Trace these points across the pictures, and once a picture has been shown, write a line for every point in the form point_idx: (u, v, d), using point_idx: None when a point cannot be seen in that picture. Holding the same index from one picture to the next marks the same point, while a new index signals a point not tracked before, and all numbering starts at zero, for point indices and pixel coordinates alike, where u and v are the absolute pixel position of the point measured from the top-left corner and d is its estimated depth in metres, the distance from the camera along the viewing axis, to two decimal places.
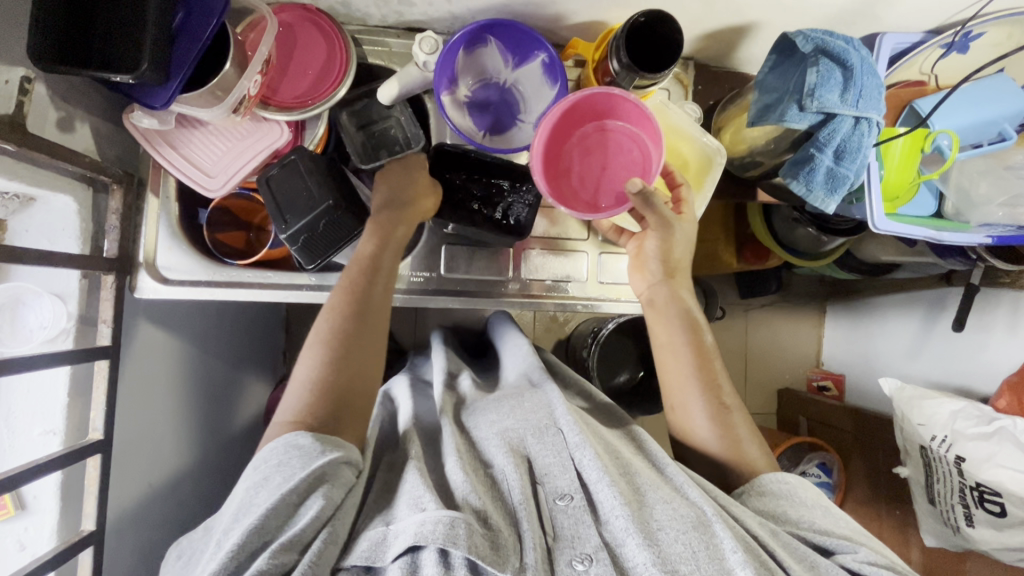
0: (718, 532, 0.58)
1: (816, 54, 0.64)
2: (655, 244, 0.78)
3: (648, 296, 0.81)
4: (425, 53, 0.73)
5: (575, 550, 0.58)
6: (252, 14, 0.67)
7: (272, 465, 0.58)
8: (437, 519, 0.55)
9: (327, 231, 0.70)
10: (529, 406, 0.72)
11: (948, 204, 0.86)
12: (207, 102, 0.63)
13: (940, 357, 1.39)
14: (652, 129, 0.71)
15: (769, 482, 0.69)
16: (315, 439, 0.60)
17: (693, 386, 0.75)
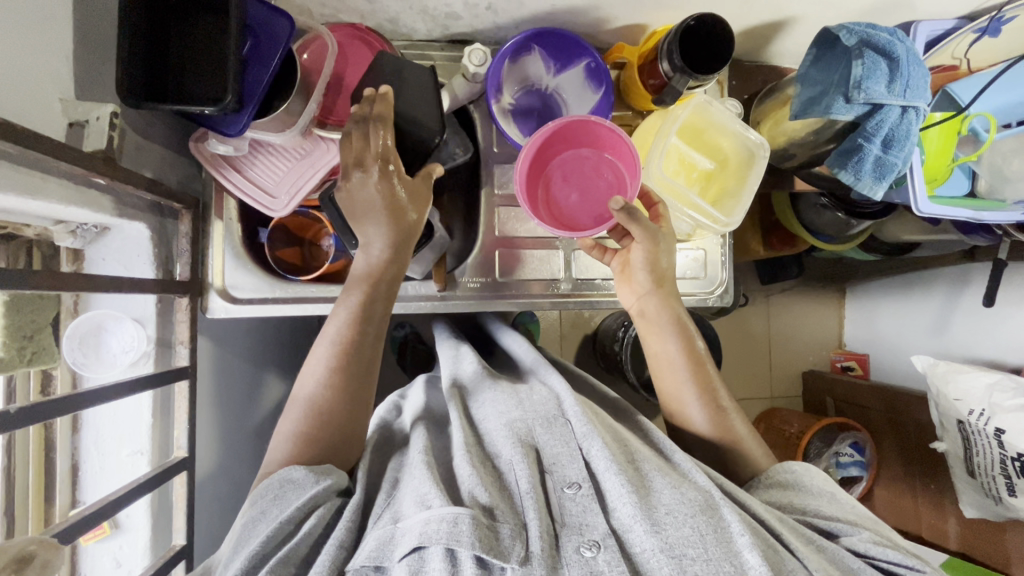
0: (727, 515, 0.59)
1: (861, 46, 0.66)
2: (641, 256, 0.77)
3: (637, 307, 0.80)
4: (475, 65, 0.72)
5: (583, 537, 0.59)
6: (306, 33, 0.68)
7: (268, 500, 0.60)
8: (440, 518, 0.56)
9: None
10: (538, 399, 0.76)
11: (982, 182, 0.88)
12: (278, 124, 0.65)
13: (967, 332, 1.41)
14: (624, 152, 0.74)
15: (774, 472, 0.72)
16: (309, 471, 0.61)
17: (689, 389, 0.77)
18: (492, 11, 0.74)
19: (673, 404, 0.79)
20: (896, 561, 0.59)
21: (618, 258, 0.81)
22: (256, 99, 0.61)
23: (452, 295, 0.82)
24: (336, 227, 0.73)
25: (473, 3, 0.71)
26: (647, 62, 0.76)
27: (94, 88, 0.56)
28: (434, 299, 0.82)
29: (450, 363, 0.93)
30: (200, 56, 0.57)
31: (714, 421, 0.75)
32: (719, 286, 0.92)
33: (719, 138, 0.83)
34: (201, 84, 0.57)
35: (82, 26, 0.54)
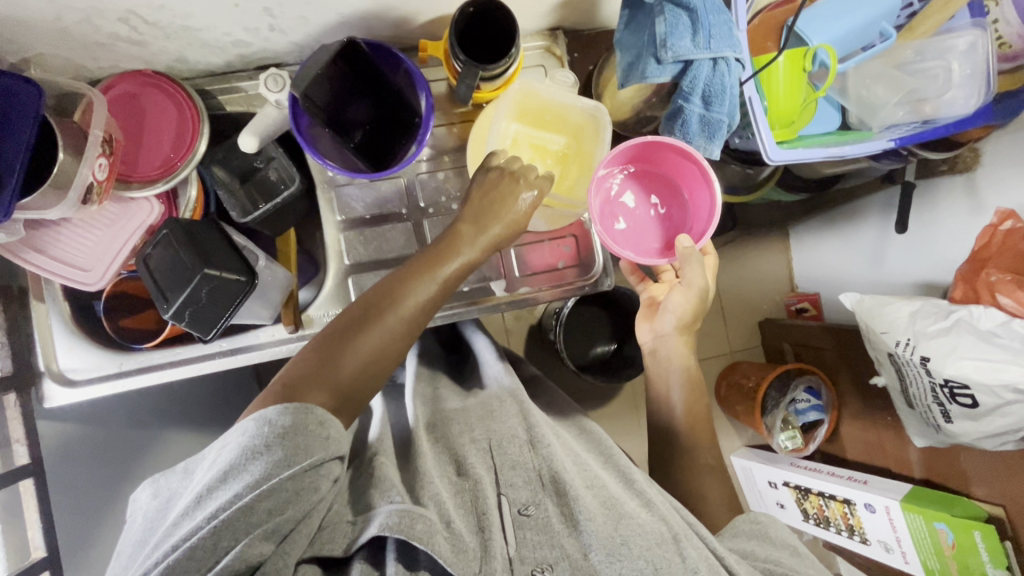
0: (686, 549, 0.62)
1: (660, 2, 0.61)
2: (680, 300, 0.83)
3: (651, 346, 0.87)
4: (273, 91, 0.70)
5: (537, 560, 0.62)
6: (83, 96, 0.64)
7: (254, 448, 0.53)
8: (392, 512, 0.57)
9: (212, 299, 0.66)
10: (503, 418, 0.76)
11: (852, 115, 0.85)
12: (49, 201, 0.60)
13: (900, 258, 1.37)
14: (698, 195, 0.77)
15: (743, 524, 0.73)
16: (324, 419, 0.56)
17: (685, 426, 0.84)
18: (279, 31, 0.68)
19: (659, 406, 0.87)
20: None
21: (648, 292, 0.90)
22: (15, 178, 0.56)
23: (309, 331, 0.78)
24: (153, 291, 0.67)
25: (252, 27, 0.66)
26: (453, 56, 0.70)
27: None
28: (289, 341, 0.78)
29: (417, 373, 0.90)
30: None
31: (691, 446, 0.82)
32: (592, 276, 0.89)
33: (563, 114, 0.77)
34: None
35: None
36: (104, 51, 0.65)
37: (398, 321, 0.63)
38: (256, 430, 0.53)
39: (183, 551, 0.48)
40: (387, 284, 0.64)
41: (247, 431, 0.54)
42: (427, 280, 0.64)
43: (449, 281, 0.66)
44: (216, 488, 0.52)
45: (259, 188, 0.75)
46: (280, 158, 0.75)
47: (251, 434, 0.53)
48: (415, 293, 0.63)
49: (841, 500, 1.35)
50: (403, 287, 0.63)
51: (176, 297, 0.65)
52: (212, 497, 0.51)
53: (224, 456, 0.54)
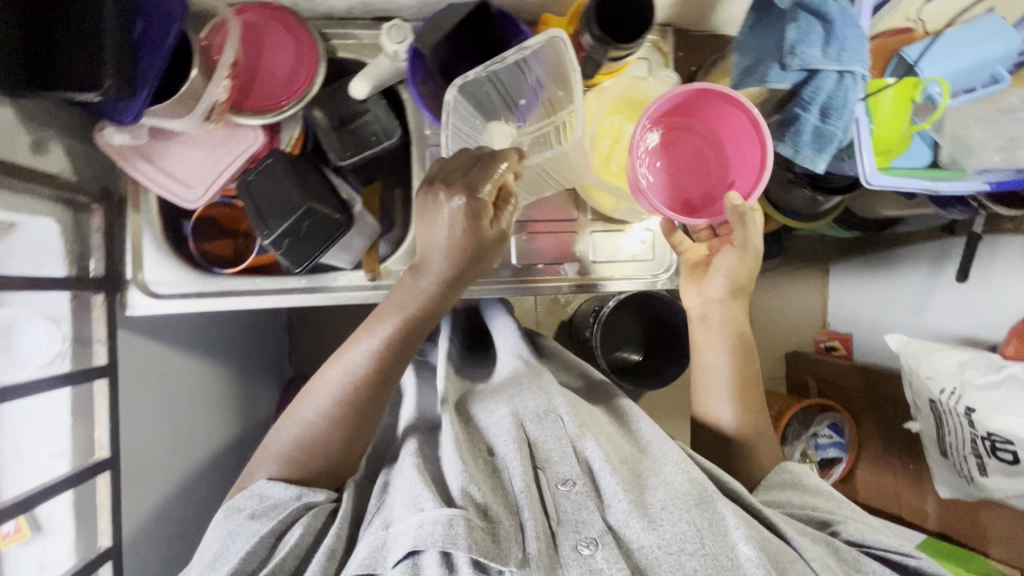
0: (721, 508, 0.59)
1: (795, 9, 0.62)
2: (730, 259, 0.80)
3: (701, 311, 0.83)
4: (394, 41, 0.69)
5: (580, 534, 0.58)
6: (216, 18, 0.66)
7: (242, 517, 0.62)
8: (436, 520, 0.56)
9: (310, 232, 0.68)
10: (529, 394, 0.73)
11: (943, 153, 0.84)
12: (176, 112, 0.62)
13: (947, 310, 1.36)
14: (743, 146, 0.72)
15: (781, 474, 0.75)
16: (290, 486, 0.64)
17: (726, 403, 0.80)
18: None
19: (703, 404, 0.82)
20: (891, 550, 0.63)
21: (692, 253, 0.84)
22: (150, 85, 0.58)
23: (384, 283, 0.78)
24: (251, 216, 0.70)
25: None
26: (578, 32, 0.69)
27: None
28: (367, 289, 0.78)
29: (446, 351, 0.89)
30: (78, 33, 0.53)
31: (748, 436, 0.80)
32: (666, 269, 0.87)
33: None
34: (78, 57, 0.53)
35: None
36: None
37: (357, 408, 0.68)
38: (232, 514, 0.63)
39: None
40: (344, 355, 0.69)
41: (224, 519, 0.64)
42: (382, 348, 0.68)
43: (403, 343, 0.69)
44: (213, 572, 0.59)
45: (354, 134, 0.75)
46: (382, 112, 0.76)
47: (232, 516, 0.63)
48: (366, 379, 0.68)
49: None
50: (355, 365, 0.68)
51: (274, 225, 0.68)
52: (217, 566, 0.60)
53: (212, 547, 0.62)
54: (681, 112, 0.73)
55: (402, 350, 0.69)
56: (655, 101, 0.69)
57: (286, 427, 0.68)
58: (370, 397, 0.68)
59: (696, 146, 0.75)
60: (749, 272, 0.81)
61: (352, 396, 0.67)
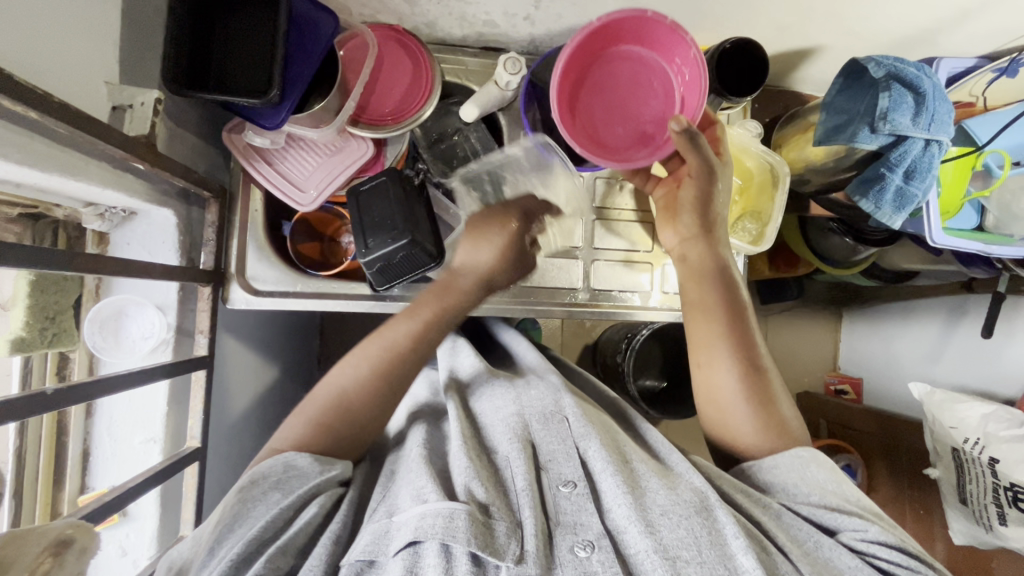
0: (720, 516, 0.57)
1: (888, 79, 0.68)
2: (692, 192, 0.73)
3: (678, 251, 0.77)
4: (509, 73, 0.75)
5: (577, 536, 0.57)
6: (344, 31, 0.69)
7: (269, 483, 0.58)
8: (437, 513, 0.53)
9: (403, 263, 0.70)
10: (537, 393, 0.71)
11: (990, 218, 0.89)
12: (315, 121, 0.66)
13: (963, 362, 1.39)
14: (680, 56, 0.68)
15: (787, 457, 0.66)
16: (314, 460, 0.61)
17: (724, 360, 0.70)
18: (530, 22, 0.75)
19: (701, 374, 0.72)
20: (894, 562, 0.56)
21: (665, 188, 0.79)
22: (295, 94, 0.62)
23: None
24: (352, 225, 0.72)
25: (512, 13, 0.73)
26: None
27: (139, 76, 0.57)
28: None
29: (447, 355, 0.83)
30: (239, 56, 0.59)
31: (756, 414, 0.68)
32: None
33: (741, 156, 0.85)
34: (240, 77, 0.59)
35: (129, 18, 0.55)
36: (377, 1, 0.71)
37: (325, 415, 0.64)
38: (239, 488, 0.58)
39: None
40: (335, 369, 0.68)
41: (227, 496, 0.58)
42: (379, 362, 0.68)
43: (411, 359, 0.69)
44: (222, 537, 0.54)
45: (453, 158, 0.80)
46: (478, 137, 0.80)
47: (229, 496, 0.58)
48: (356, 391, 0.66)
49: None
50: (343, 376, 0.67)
51: (374, 243, 0.69)
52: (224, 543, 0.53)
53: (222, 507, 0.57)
54: (598, 45, 0.69)
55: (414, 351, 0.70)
56: (562, 55, 0.66)
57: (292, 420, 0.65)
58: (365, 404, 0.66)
59: (631, 70, 0.71)
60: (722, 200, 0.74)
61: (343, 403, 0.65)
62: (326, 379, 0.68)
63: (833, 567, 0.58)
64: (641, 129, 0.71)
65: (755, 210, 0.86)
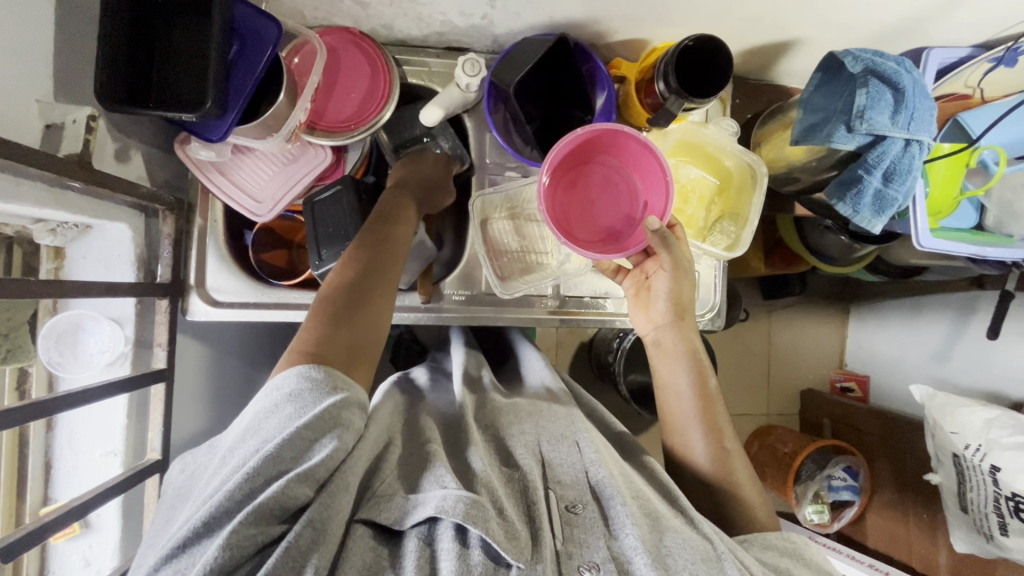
0: (729, 570, 0.53)
1: (865, 74, 0.64)
2: (664, 284, 0.74)
3: (653, 336, 0.76)
4: (468, 75, 0.73)
5: (584, 557, 0.53)
6: (296, 37, 0.68)
7: (283, 394, 0.53)
8: (457, 497, 0.50)
9: None
10: (552, 417, 0.68)
11: (990, 216, 0.83)
12: (263, 130, 0.65)
13: (967, 363, 1.33)
14: (647, 167, 0.71)
15: (776, 538, 0.62)
16: (324, 375, 0.54)
17: (693, 420, 0.71)
18: (488, 20, 0.72)
19: (674, 438, 0.72)
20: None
21: (633, 279, 0.79)
22: (240, 105, 0.61)
23: (438, 305, 0.82)
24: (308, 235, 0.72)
25: (468, 12, 0.70)
26: (645, 78, 0.75)
27: (77, 91, 0.56)
28: (419, 309, 0.81)
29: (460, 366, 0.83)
30: (180, 63, 0.57)
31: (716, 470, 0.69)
32: (710, 310, 0.89)
33: (720, 156, 0.81)
34: (181, 86, 0.57)
35: (63, 35, 0.54)
36: (328, 5, 0.69)
37: (309, 346, 0.57)
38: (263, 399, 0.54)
39: (213, 503, 0.45)
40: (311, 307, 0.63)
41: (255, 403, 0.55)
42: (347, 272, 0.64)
43: (400, 241, 0.68)
44: (238, 447, 0.51)
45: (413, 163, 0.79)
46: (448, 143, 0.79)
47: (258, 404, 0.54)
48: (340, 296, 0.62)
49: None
50: (328, 284, 0.63)
51: (328, 255, 0.69)
52: (234, 456, 0.50)
53: (249, 416, 0.53)
54: (577, 151, 0.70)
55: (393, 267, 0.66)
56: (549, 155, 0.67)
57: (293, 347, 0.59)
58: (347, 320, 0.60)
59: (604, 174, 0.72)
60: (693, 290, 0.74)
61: (322, 317, 0.60)
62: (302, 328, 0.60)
63: None
64: (611, 225, 0.72)
65: (733, 211, 0.82)
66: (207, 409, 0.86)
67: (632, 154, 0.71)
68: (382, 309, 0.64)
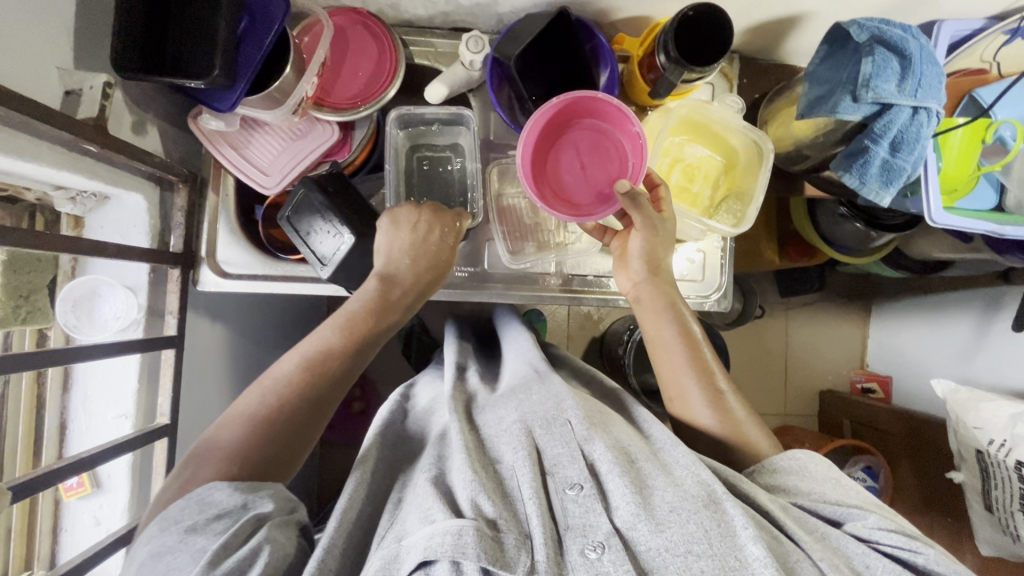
0: (730, 509, 0.52)
1: (872, 43, 0.63)
2: (638, 243, 0.73)
3: (634, 294, 0.77)
4: (472, 51, 0.75)
5: (587, 537, 0.51)
6: (305, 18, 0.71)
7: (184, 529, 0.49)
8: (445, 532, 0.48)
9: (353, 267, 0.72)
10: (538, 397, 0.66)
11: (1010, 198, 0.78)
12: (268, 102, 0.67)
13: (995, 359, 1.23)
14: (631, 130, 0.71)
15: (781, 459, 0.65)
16: (234, 492, 0.52)
17: (687, 375, 0.71)
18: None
19: (674, 399, 0.73)
20: (900, 546, 0.53)
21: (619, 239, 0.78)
22: (249, 76, 0.63)
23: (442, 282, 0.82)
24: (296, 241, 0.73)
25: None
26: (647, 55, 0.74)
27: (96, 63, 0.59)
28: None
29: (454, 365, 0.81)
30: (193, 36, 0.60)
31: (720, 422, 0.69)
32: (716, 290, 0.88)
33: (726, 134, 0.80)
34: (193, 58, 0.60)
35: (84, 8, 0.57)
36: None
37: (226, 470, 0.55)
38: (165, 527, 0.50)
39: None
40: (224, 417, 0.59)
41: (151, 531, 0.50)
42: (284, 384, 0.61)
43: (339, 380, 0.64)
44: None
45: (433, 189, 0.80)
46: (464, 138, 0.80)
47: (157, 531, 0.50)
48: (271, 410, 0.59)
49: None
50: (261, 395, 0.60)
51: (321, 249, 0.71)
52: None
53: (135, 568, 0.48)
54: (564, 115, 0.72)
55: (332, 396, 0.63)
56: (531, 119, 0.69)
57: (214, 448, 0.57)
58: (261, 461, 0.57)
59: (591, 137, 0.73)
60: (667, 246, 0.74)
61: (233, 457, 0.56)
62: (225, 427, 0.58)
63: (846, 557, 0.53)
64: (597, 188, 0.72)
65: (739, 190, 0.81)
66: (217, 384, 0.88)
67: (616, 117, 0.72)
68: (301, 443, 0.60)
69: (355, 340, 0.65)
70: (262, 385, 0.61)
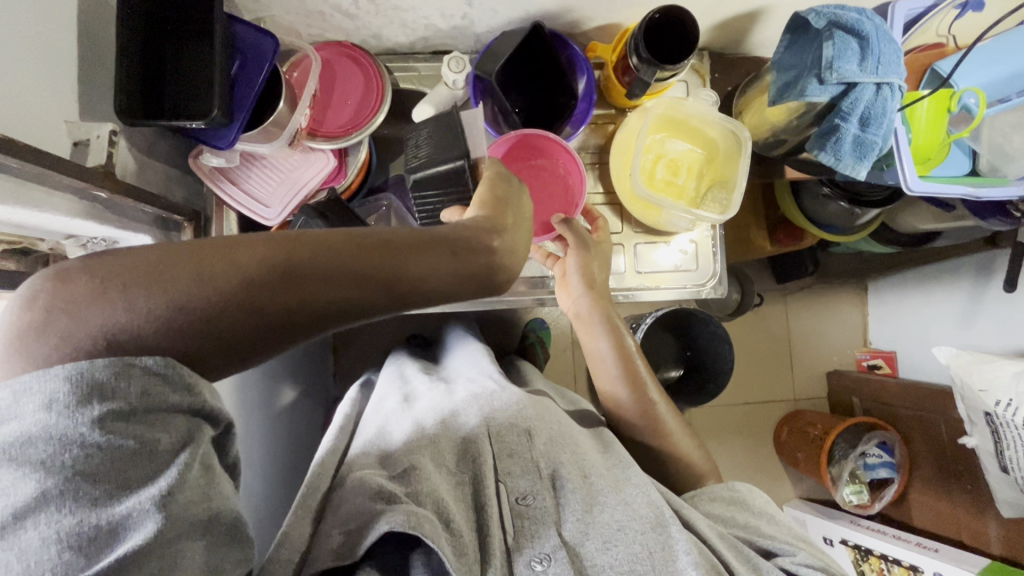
0: (675, 533, 0.56)
1: (829, 28, 0.66)
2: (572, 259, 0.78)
3: (572, 310, 0.80)
4: (454, 72, 0.78)
5: (534, 550, 0.55)
6: (292, 53, 0.74)
7: (114, 416, 0.36)
8: (395, 512, 0.49)
9: None
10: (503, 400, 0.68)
11: (983, 161, 0.81)
12: (266, 136, 0.71)
13: (995, 323, 1.25)
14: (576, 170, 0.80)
15: (720, 489, 0.70)
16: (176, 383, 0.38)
17: (622, 388, 0.77)
18: (468, 20, 0.77)
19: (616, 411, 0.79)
20: None
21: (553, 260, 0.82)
22: (245, 111, 0.67)
23: None
24: None
25: (448, 13, 0.75)
26: (620, 58, 0.78)
27: (100, 114, 0.63)
28: None
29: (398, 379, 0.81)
30: (189, 79, 0.63)
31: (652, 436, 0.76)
32: (710, 279, 0.90)
33: (702, 127, 0.83)
34: (191, 100, 0.63)
35: (87, 64, 0.61)
36: (321, 20, 0.75)
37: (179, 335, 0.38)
38: (81, 401, 0.36)
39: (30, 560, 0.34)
40: (234, 253, 0.39)
41: (64, 376, 0.35)
42: (325, 273, 0.40)
43: (387, 305, 0.44)
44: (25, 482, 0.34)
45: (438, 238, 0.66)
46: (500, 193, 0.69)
47: (67, 395, 0.35)
48: (288, 300, 0.40)
49: (877, 555, 1.20)
50: (294, 261, 0.40)
51: None
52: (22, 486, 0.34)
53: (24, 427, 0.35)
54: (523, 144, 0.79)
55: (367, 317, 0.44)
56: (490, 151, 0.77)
57: (195, 287, 0.38)
58: (226, 345, 0.40)
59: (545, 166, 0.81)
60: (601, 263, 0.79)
61: (195, 326, 0.38)
62: (215, 265, 0.39)
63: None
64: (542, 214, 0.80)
65: (722, 179, 0.84)
66: None
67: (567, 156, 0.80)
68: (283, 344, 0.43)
69: (427, 297, 0.44)
70: (301, 254, 0.40)
